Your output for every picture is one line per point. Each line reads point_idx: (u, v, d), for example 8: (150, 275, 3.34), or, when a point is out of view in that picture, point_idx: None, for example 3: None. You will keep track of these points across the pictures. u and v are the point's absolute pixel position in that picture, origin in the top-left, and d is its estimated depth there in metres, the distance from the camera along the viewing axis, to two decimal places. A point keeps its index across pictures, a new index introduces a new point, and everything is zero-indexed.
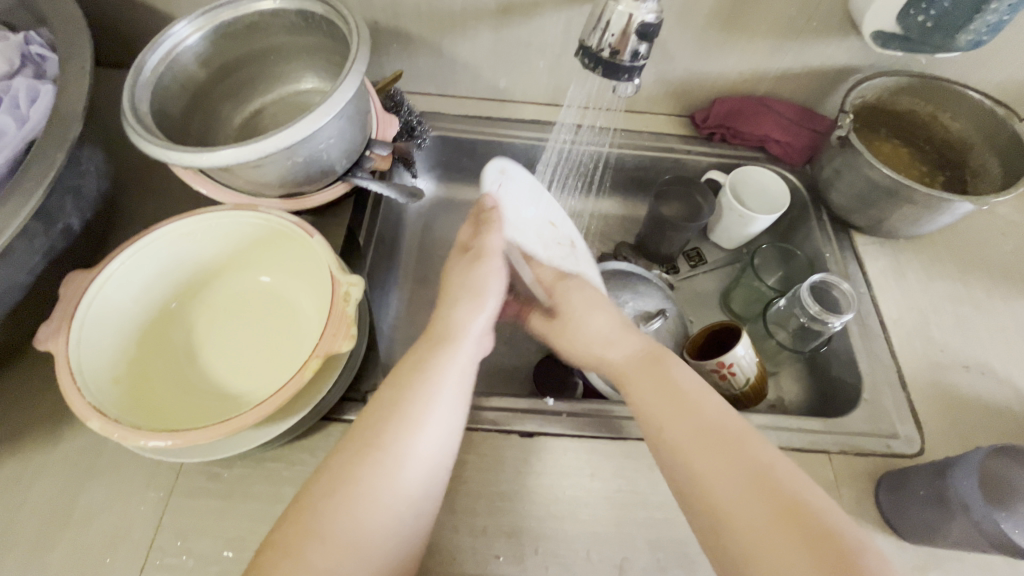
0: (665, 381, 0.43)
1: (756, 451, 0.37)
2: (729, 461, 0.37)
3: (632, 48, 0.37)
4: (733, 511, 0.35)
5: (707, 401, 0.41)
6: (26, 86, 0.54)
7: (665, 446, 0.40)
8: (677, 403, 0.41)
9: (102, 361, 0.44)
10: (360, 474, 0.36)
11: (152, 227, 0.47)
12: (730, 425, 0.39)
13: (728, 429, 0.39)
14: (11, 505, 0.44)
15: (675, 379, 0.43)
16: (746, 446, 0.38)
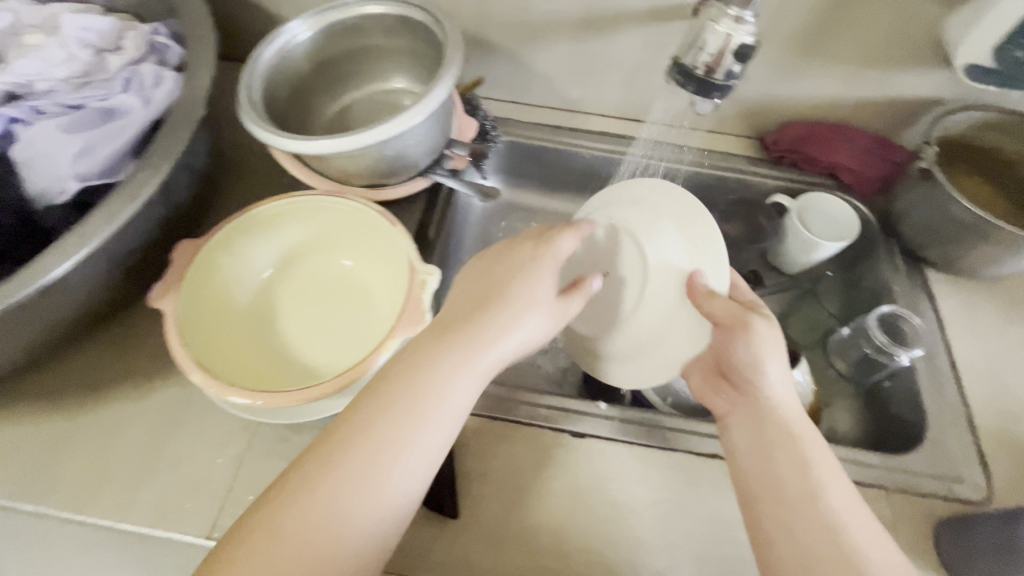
0: (790, 447, 0.42)
1: (855, 530, 0.38)
2: (826, 531, 0.38)
3: (727, 67, 0.38)
4: None
5: (830, 479, 0.40)
6: (152, 70, 0.60)
7: (765, 495, 0.41)
8: (801, 471, 0.41)
9: (201, 321, 0.49)
10: (307, 501, 0.35)
11: (258, 204, 0.52)
12: (847, 504, 0.39)
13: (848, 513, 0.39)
14: (110, 444, 0.49)
15: (802, 444, 0.42)
16: (864, 533, 0.38)
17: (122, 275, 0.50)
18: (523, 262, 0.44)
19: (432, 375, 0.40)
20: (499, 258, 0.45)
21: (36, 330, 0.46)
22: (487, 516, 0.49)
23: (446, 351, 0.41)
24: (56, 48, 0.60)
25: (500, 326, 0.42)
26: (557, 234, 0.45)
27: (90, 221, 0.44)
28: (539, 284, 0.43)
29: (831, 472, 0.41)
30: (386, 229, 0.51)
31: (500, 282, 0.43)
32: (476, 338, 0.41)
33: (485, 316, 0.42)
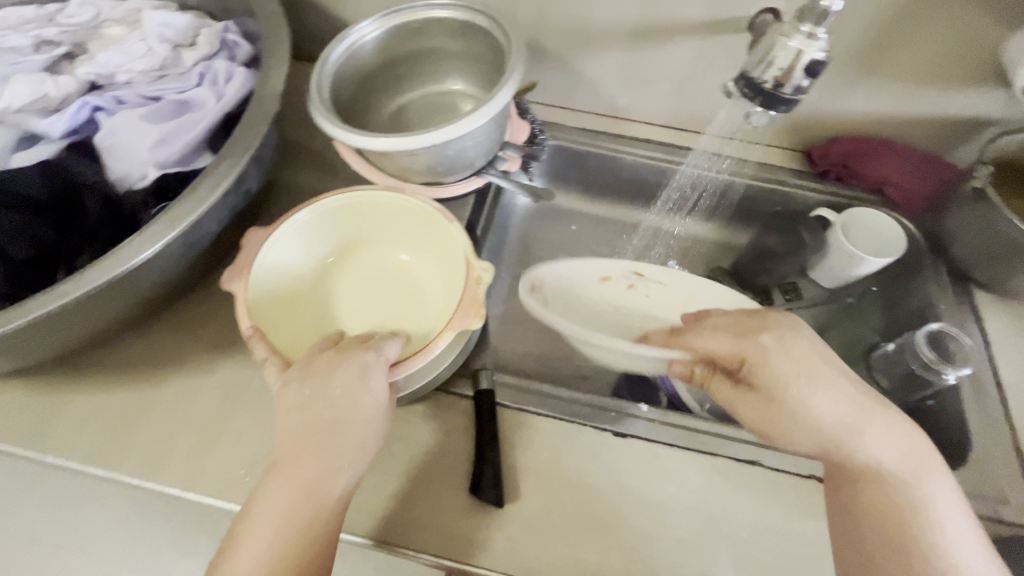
0: (893, 485, 0.43)
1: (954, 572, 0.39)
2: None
3: (796, 82, 0.39)
4: None
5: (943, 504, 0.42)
6: (225, 67, 0.63)
7: (859, 546, 0.42)
8: (894, 517, 0.42)
9: (267, 304, 0.52)
10: None
11: (326, 196, 0.54)
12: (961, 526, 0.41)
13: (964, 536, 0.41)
14: (176, 417, 0.52)
15: (891, 488, 0.42)
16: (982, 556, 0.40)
17: (195, 258, 0.53)
18: (355, 373, 0.43)
19: (289, 506, 0.40)
20: (331, 367, 0.42)
21: (119, 305, 0.49)
22: (529, 508, 0.50)
23: (310, 461, 0.41)
24: (137, 43, 0.64)
25: (348, 443, 0.41)
26: (382, 341, 0.46)
27: (179, 206, 0.47)
28: (375, 393, 0.43)
29: (941, 492, 0.42)
30: (443, 226, 0.53)
31: (330, 395, 0.42)
32: (324, 457, 0.41)
33: (320, 432, 0.41)
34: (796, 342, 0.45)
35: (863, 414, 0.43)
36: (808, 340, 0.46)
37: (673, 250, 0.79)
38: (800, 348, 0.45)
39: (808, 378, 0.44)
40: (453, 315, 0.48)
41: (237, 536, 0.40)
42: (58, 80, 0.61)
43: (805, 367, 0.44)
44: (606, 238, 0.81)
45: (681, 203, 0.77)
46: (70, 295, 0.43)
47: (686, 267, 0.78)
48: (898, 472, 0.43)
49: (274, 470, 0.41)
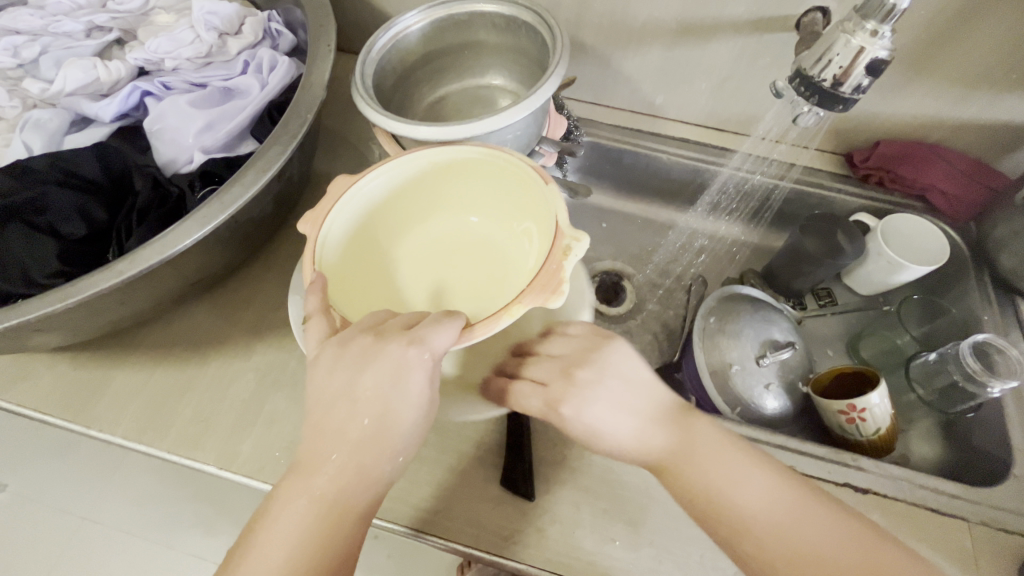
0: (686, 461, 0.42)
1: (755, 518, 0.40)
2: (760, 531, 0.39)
3: (855, 82, 0.39)
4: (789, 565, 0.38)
5: (743, 487, 0.40)
6: (269, 55, 0.64)
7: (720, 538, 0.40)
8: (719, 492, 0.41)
9: (343, 251, 0.49)
10: None
11: (427, 148, 0.50)
12: (765, 502, 0.40)
13: (763, 510, 0.39)
14: (215, 397, 0.54)
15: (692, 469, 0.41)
16: (787, 528, 0.39)
17: (238, 242, 0.54)
18: (391, 371, 0.39)
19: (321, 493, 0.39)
20: (364, 364, 0.39)
21: (166, 286, 0.50)
22: (559, 503, 0.50)
23: (340, 455, 0.39)
24: (186, 30, 0.64)
25: (385, 441, 0.39)
26: (429, 329, 0.40)
27: (228, 192, 0.48)
28: (415, 389, 0.39)
29: (742, 474, 0.41)
30: (539, 189, 0.47)
31: (364, 391, 0.39)
32: (351, 452, 0.39)
33: (355, 421, 0.39)
34: (591, 405, 0.41)
35: (637, 425, 0.42)
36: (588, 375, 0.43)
37: (704, 251, 0.78)
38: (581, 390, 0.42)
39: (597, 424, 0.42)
40: (529, 286, 0.41)
41: (253, 536, 0.38)
42: (109, 66, 0.63)
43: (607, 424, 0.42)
44: (639, 236, 0.80)
45: (717, 204, 0.77)
46: (124, 273, 0.44)
47: (717, 268, 0.77)
48: (694, 470, 0.41)
49: (306, 461, 0.40)
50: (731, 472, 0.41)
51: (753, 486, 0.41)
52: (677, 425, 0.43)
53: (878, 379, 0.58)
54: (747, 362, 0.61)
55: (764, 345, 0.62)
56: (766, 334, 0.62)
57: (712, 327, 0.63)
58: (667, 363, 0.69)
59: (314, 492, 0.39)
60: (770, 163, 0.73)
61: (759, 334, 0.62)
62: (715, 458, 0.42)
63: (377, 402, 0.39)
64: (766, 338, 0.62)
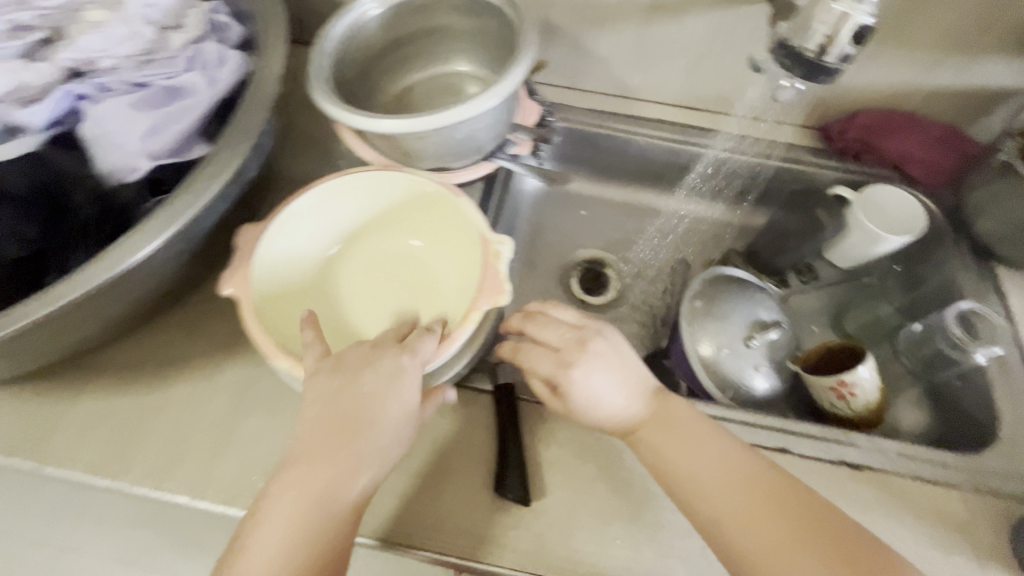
0: (661, 435, 0.45)
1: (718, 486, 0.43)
2: (735, 494, 0.42)
3: (841, 50, 0.37)
4: (756, 525, 0.41)
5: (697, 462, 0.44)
6: (217, 51, 0.59)
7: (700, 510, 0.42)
8: (698, 467, 0.44)
9: (270, 295, 0.47)
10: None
11: (319, 181, 0.49)
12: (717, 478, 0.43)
13: (716, 483, 0.43)
14: (182, 422, 0.50)
15: (670, 440, 0.45)
16: (738, 502, 0.42)
17: (195, 254, 0.49)
18: (382, 374, 0.40)
19: (316, 484, 0.38)
20: (358, 370, 0.40)
21: (119, 306, 0.46)
22: (557, 505, 0.48)
23: (325, 457, 0.38)
24: (121, 24, 0.59)
25: (372, 443, 0.39)
26: (418, 338, 0.42)
27: (177, 200, 0.44)
28: (403, 399, 0.40)
29: (698, 452, 0.44)
30: (454, 205, 0.49)
31: (359, 394, 0.40)
32: (336, 455, 0.39)
33: (343, 421, 0.39)
34: (597, 373, 0.46)
35: (623, 391, 0.46)
36: (598, 351, 0.47)
37: (686, 234, 0.77)
38: (589, 363, 0.46)
39: (602, 396, 0.45)
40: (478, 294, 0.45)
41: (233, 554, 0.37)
42: (34, 67, 0.56)
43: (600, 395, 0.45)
44: (619, 222, 0.78)
45: (697, 186, 0.76)
46: (62, 298, 0.40)
47: (700, 251, 0.76)
48: (655, 443, 0.45)
49: (290, 466, 0.39)
50: (689, 445, 0.44)
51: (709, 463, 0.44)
52: (654, 404, 0.47)
53: (864, 353, 0.58)
54: (736, 344, 0.60)
55: (751, 326, 0.61)
56: (753, 315, 0.62)
57: (699, 309, 0.61)
58: (656, 350, 0.67)
59: (306, 484, 0.38)
60: (750, 142, 0.71)
61: (747, 314, 0.62)
62: (673, 436, 0.45)
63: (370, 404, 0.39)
64: (753, 318, 0.61)
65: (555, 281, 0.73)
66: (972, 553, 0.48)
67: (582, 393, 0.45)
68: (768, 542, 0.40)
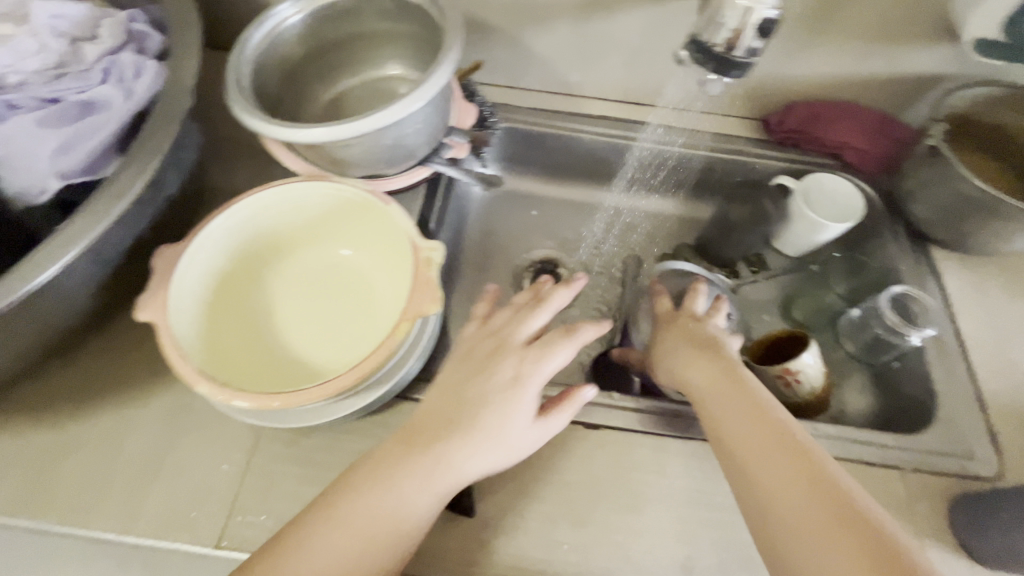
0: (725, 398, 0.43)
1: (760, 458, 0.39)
2: (776, 467, 0.38)
3: (747, 45, 0.37)
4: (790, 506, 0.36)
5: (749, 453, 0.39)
6: (133, 61, 0.56)
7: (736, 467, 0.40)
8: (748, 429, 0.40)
9: (192, 315, 0.45)
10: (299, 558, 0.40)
11: (235, 199, 0.47)
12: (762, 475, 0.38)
13: (763, 465, 0.38)
14: (107, 454, 0.47)
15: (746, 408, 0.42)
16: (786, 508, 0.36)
17: (110, 278, 0.47)
18: (507, 382, 0.45)
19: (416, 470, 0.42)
20: (478, 371, 0.46)
21: (27, 338, 0.44)
22: (501, 513, 0.48)
23: (413, 463, 0.42)
24: (26, 37, 0.55)
25: (472, 454, 0.42)
26: (554, 340, 0.46)
27: (77, 222, 0.42)
28: (512, 416, 0.44)
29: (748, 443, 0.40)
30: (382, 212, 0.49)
31: (477, 394, 0.44)
32: (391, 492, 0.41)
33: (418, 457, 0.42)
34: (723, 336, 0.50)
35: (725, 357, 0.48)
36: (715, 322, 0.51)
37: (635, 230, 0.77)
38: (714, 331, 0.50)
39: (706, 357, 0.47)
40: (409, 301, 0.44)
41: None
42: None
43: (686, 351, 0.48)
44: (569, 221, 0.77)
45: (638, 180, 0.76)
46: None
47: (650, 246, 0.76)
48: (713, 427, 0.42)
49: (349, 493, 0.41)
50: (743, 414, 0.41)
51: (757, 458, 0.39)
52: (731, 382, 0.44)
53: (808, 340, 0.58)
54: None
55: None
56: None
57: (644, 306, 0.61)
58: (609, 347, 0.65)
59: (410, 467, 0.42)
60: (682, 133, 0.72)
61: None
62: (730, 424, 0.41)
63: (498, 399, 0.44)
64: None
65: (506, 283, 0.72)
66: (913, 533, 0.49)
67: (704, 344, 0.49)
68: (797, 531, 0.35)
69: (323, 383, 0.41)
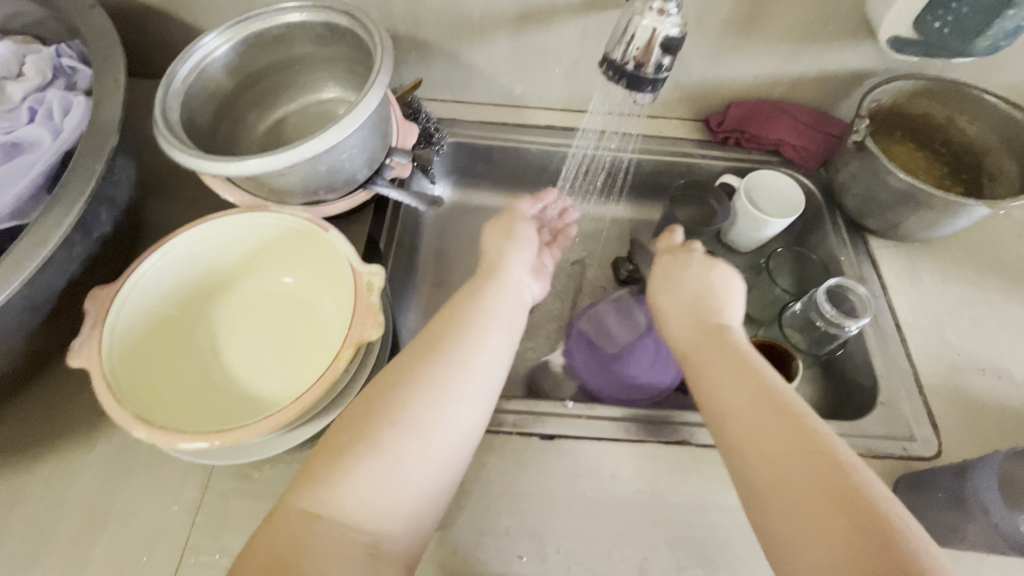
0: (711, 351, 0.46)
1: (739, 401, 0.41)
2: (757, 410, 0.39)
3: (654, 62, 0.40)
4: (776, 446, 0.37)
5: (763, 424, 0.38)
6: (61, 98, 0.55)
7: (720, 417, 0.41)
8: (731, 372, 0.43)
9: (130, 359, 0.44)
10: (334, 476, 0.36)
11: (165, 239, 0.47)
12: (776, 454, 0.37)
13: (743, 411, 0.40)
14: (53, 504, 0.46)
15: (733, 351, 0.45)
16: (790, 493, 0.35)
17: (43, 325, 0.46)
18: (512, 222, 0.57)
19: (434, 377, 0.41)
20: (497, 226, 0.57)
21: None
22: (460, 531, 0.48)
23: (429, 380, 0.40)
24: None
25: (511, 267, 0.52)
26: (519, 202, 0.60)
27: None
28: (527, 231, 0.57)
29: (758, 417, 0.39)
30: (321, 237, 0.49)
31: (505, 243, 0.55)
32: (442, 402, 0.40)
33: (471, 331, 0.44)
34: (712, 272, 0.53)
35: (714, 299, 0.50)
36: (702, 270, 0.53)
37: (589, 235, 0.78)
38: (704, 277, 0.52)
39: (699, 305, 0.50)
40: (350, 328, 0.44)
41: (355, 461, 0.36)
42: None
43: (688, 297, 0.51)
44: None
45: (579, 187, 0.77)
46: None
47: (604, 250, 0.77)
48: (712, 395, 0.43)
49: (371, 417, 0.38)
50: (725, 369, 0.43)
51: (771, 431, 0.38)
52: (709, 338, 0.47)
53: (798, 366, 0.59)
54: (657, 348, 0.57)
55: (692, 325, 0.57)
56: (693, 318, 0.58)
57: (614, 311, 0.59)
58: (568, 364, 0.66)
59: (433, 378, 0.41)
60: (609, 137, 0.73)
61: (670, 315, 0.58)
62: (735, 390, 0.42)
63: (508, 231, 0.56)
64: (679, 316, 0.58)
65: None
66: None
67: (694, 279, 0.52)
68: (782, 465, 0.36)
69: (266, 415, 0.41)
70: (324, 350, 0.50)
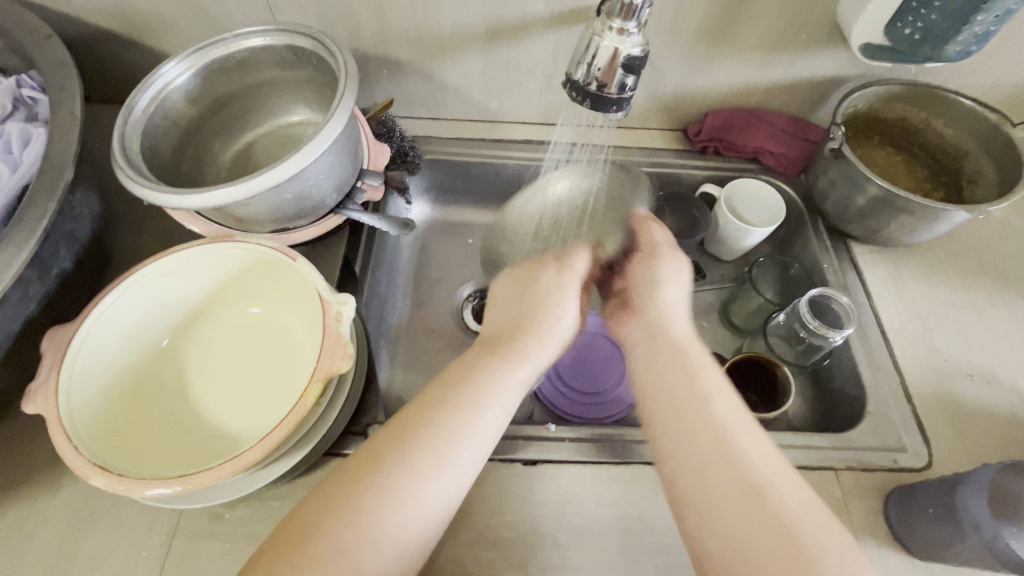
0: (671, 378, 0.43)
1: (696, 443, 0.39)
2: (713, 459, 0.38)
3: (617, 81, 0.40)
4: (729, 497, 0.36)
5: (707, 467, 0.38)
6: (19, 129, 0.53)
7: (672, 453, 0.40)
8: (687, 401, 0.41)
9: (90, 403, 0.43)
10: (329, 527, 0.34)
11: (124, 276, 0.45)
12: (727, 497, 0.36)
13: (698, 453, 0.39)
14: (13, 554, 0.44)
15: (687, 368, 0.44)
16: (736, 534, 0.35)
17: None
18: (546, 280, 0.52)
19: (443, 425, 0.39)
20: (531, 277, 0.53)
21: None
22: (441, 565, 0.46)
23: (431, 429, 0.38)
24: None
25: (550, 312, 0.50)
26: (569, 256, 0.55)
27: None
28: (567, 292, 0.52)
29: (713, 447, 0.38)
30: (289, 266, 0.47)
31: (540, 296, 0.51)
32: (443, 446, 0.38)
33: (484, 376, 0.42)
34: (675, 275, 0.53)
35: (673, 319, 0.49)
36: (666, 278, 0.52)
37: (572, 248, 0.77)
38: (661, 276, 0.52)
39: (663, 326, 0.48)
40: (319, 361, 0.42)
41: (356, 517, 0.34)
42: None
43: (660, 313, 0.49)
44: None
45: None
46: None
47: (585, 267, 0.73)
48: (665, 416, 0.42)
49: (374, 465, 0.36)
50: (677, 403, 0.42)
51: (720, 467, 0.37)
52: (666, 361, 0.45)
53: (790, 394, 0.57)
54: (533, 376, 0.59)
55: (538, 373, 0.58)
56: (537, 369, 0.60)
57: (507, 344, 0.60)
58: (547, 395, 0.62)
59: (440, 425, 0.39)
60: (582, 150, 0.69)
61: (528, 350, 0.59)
62: (686, 416, 0.41)
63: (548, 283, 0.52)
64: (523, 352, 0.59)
65: (445, 317, 0.70)
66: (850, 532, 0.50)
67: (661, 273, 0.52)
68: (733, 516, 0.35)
69: (230, 457, 0.39)
70: (294, 382, 0.49)
